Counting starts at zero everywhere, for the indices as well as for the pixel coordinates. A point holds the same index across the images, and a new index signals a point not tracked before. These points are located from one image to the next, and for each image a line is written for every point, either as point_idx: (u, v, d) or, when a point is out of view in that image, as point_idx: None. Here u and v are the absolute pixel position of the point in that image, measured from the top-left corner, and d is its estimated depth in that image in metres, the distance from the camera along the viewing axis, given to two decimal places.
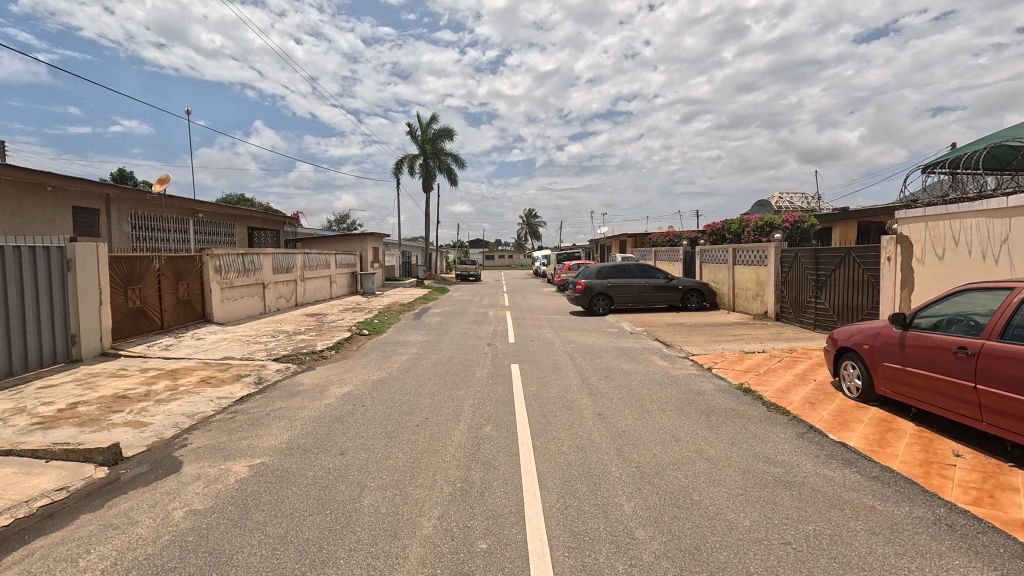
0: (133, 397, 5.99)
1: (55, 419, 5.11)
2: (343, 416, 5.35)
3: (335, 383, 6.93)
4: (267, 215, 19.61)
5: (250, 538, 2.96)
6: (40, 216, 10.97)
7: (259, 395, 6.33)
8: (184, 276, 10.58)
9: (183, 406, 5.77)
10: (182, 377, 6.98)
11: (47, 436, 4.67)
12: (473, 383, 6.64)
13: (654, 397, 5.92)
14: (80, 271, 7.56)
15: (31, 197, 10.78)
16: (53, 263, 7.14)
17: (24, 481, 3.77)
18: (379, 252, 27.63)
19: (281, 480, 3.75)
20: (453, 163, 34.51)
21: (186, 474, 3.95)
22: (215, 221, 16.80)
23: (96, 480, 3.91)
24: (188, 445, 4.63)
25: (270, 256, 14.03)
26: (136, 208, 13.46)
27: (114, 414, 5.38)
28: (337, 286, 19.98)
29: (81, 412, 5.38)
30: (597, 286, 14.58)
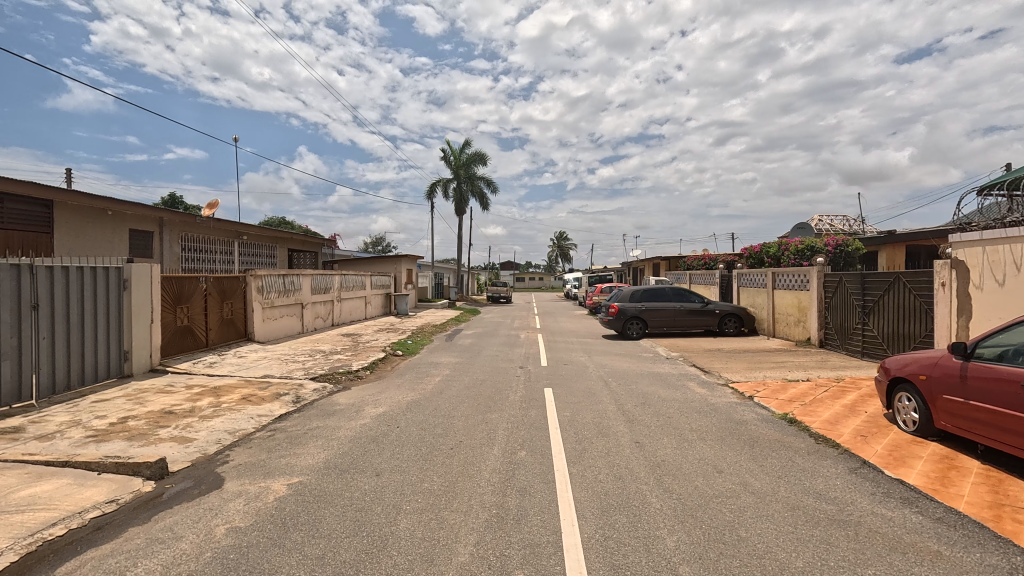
0: (179, 413, 6.19)
1: (107, 433, 5.32)
2: (378, 436, 5.39)
3: (370, 403, 6.98)
4: (307, 237, 20.30)
5: (289, 558, 2.97)
6: (100, 239, 11.66)
7: (297, 414, 6.45)
8: (229, 296, 11.00)
9: (225, 423, 5.92)
10: (224, 394, 7.17)
11: (99, 449, 4.85)
12: (506, 407, 6.58)
13: (692, 426, 5.73)
14: (134, 291, 7.96)
15: (93, 221, 11.51)
16: (110, 282, 7.55)
17: (78, 493, 3.92)
18: (412, 274, 28.07)
19: (319, 500, 3.78)
20: (485, 187, 35.07)
21: (228, 491, 4.03)
22: (258, 243, 17.51)
23: (144, 494, 4.03)
24: (229, 462, 4.73)
25: (309, 277, 14.46)
26: (186, 231, 14.18)
27: (161, 430, 5.55)
28: (371, 308, 20.35)
29: (130, 426, 5.59)
30: (630, 309, 14.33)
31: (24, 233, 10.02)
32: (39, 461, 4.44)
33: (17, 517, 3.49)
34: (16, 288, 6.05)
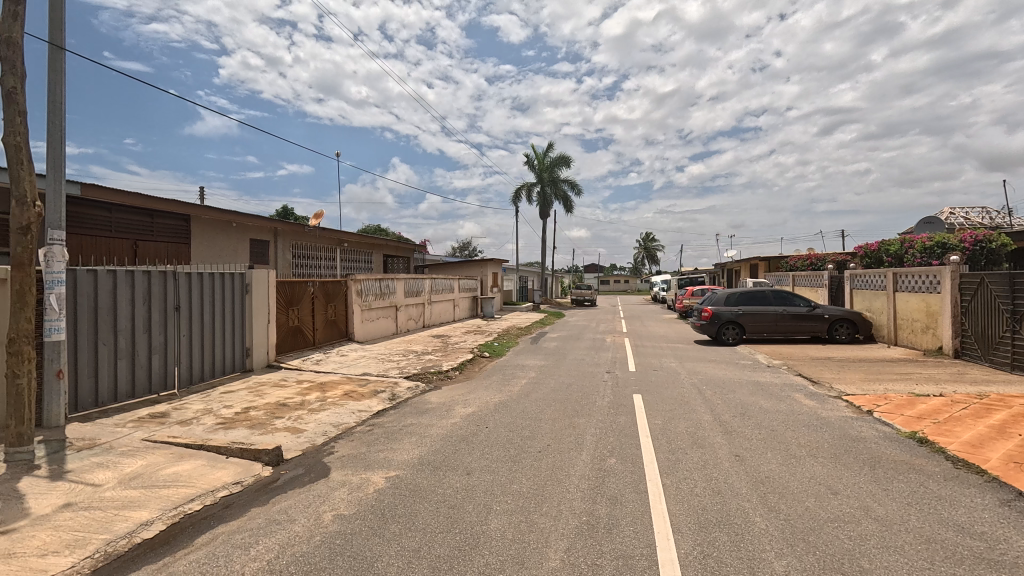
0: (291, 405, 6.79)
1: (233, 421, 5.96)
2: (468, 436, 5.53)
3: (459, 403, 7.19)
4: (400, 243, 21.45)
5: (388, 548, 3.12)
6: (227, 248, 13.15)
7: (393, 411, 6.80)
8: (333, 299, 11.89)
9: (330, 416, 6.40)
10: (329, 390, 7.76)
11: (227, 435, 5.45)
12: (594, 412, 6.46)
13: (800, 441, 5.25)
14: (255, 294, 8.86)
15: (222, 232, 13.00)
16: (236, 286, 8.46)
17: (211, 473, 4.43)
18: (497, 278, 28.62)
19: (414, 494, 3.95)
20: (569, 190, 34.91)
21: (334, 480, 4.34)
22: (357, 249, 18.80)
23: (263, 477, 4.46)
24: (334, 453, 5.09)
25: (402, 281, 15.25)
26: (296, 240, 15.57)
27: (277, 420, 6.12)
28: (459, 310, 21.03)
29: (252, 416, 6.22)
30: (725, 313, 13.47)
31: (168, 244, 11.55)
32: (181, 443, 5.08)
33: (164, 492, 4.01)
34: (163, 292, 6.97)
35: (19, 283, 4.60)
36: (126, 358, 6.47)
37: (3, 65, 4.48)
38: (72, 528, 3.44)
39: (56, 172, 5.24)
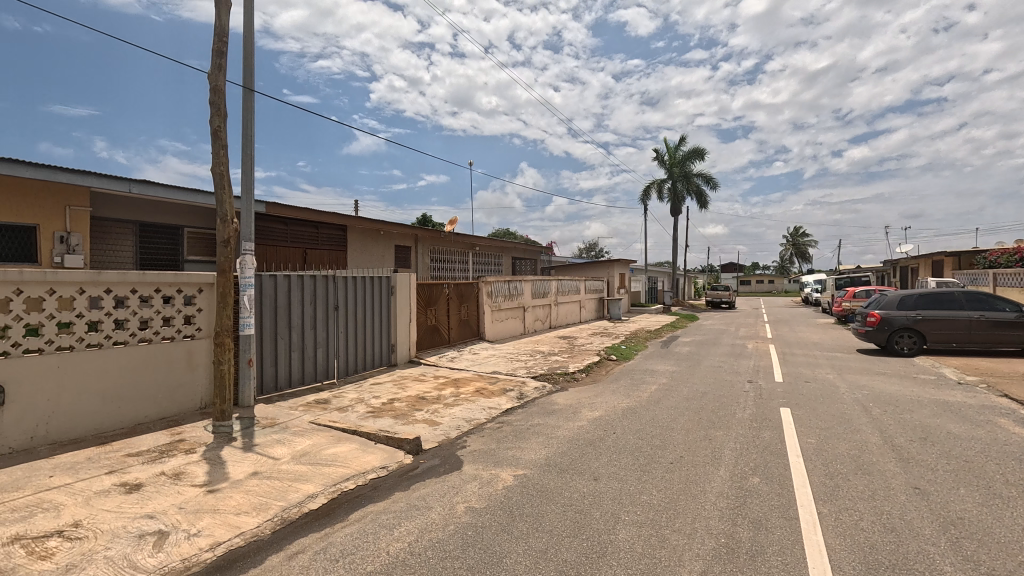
0: (429, 399, 7.31)
1: (381, 410, 6.60)
2: (595, 440, 5.44)
3: (586, 406, 7.11)
4: (528, 246, 22.00)
5: (516, 546, 3.19)
6: (376, 253, 14.64)
7: (521, 410, 6.98)
8: (465, 300, 12.58)
9: (463, 411, 6.76)
10: (462, 386, 8.22)
11: (375, 423, 6.04)
12: (733, 425, 5.95)
13: (1006, 477, 4.28)
14: (399, 296, 9.70)
15: (372, 240, 14.51)
16: (383, 289, 9.36)
17: (362, 456, 4.95)
18: (625, 279, 27.89)
19: (542, 495, 3.99)
20: (704, 184, 32.74)
21: (466, 473, 4.58)
22: (488, 252, 19.68)
23: (405, 465, 4.86)
24: (467, 447, 5.37)
25: (530, 282, 15.60)
26: (434, 245, 16.79)
27: (417, 412, 6.64)
28: (586, 312, 20.91)
29: (396, 407, 6.82)
30: (899, 319, 11.48)
31: (330, 251, 13.20)
32: (339, 427, 5.75)
33: (325, 469, 4.58)
34: (325, 293, 7.97)
35: (222, 286, 5.61)
36: (298, 350, 7.53)
37: (211, 108, 5.48)
38: (258, 493, 4.08)
39: (248, 193, 6.28)
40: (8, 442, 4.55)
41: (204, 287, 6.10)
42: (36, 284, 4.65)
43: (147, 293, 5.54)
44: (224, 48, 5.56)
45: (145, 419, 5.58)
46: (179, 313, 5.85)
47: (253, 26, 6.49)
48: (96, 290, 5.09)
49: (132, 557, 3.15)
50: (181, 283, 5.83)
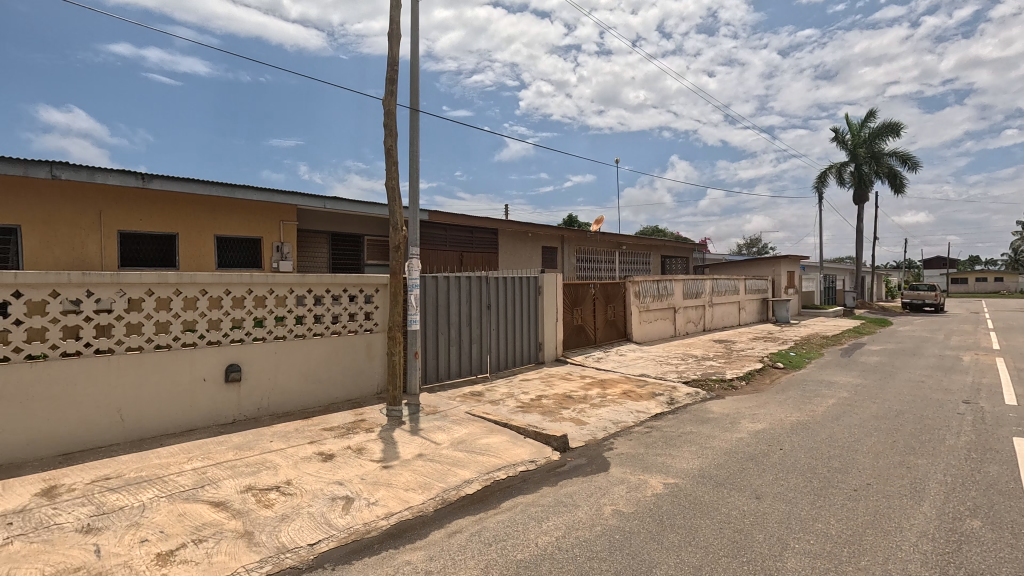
0: (576, 398, 7.36)
1: (529, 406, 6.83)
2: (757, 455, 4.95)
3: (747, 417, 6.49)
4: (679, 243, 20.85)
5: (667, 557, 3.06)
6: (524, 255, 15.21)
7: (671, 416, 6.64)
8: (612, 300, 12.39)
9: (610, 413, 6.67)
10: (609, 387, 8.11)
11: (524, 417, 6.28)
12: (941, 453, 4.92)
13: None
14: (546, 296, 9.93)
15: (521, 242, 15.11)
16: (531, 289, 9.67)
17: (512, 448, 5.19)
18: (795, 277, 24.80)
19: (695, 507, 3.76)
20: (899, 165, 27.60)
21: (613, 475, 4.52)
22: (635, 251, 19.14)
23: (553, 461, 4.97)
24: (614, 449, 5.29)
25: (681, 282, 14.77)
26: (580, 245, 16.89)
27: (564, 410, 6.73)
28: (746, 314, 19.09)
29: (544, 403, 7.00)
30: None
31: (483, 253, 14.06)
32: (491, 419, 6.10)
33: (479, 458, 4.90)
34: (479, 293, 8.53)
35: (394, 287, 6.37)
36: (455, 345, 8.17)
37: (385, 130, 6.23)
38: (422, 473, 4.53)
39: (414, 203, 7.00)
40: (244, 410, 5.72)
41: (379, 287, 6.97)
42: (261, 285, 5.78)
43: (337, 292, 6.52)
44: (395, 75, 6.28)
45: (336, 400, 6.58)
46: (360, 310, 6.78)
47: (417, 53, 7.22)
48: (302, 289, 6.15)
49: (327, 515, 3.74)
50: (362, 284, 6.75)
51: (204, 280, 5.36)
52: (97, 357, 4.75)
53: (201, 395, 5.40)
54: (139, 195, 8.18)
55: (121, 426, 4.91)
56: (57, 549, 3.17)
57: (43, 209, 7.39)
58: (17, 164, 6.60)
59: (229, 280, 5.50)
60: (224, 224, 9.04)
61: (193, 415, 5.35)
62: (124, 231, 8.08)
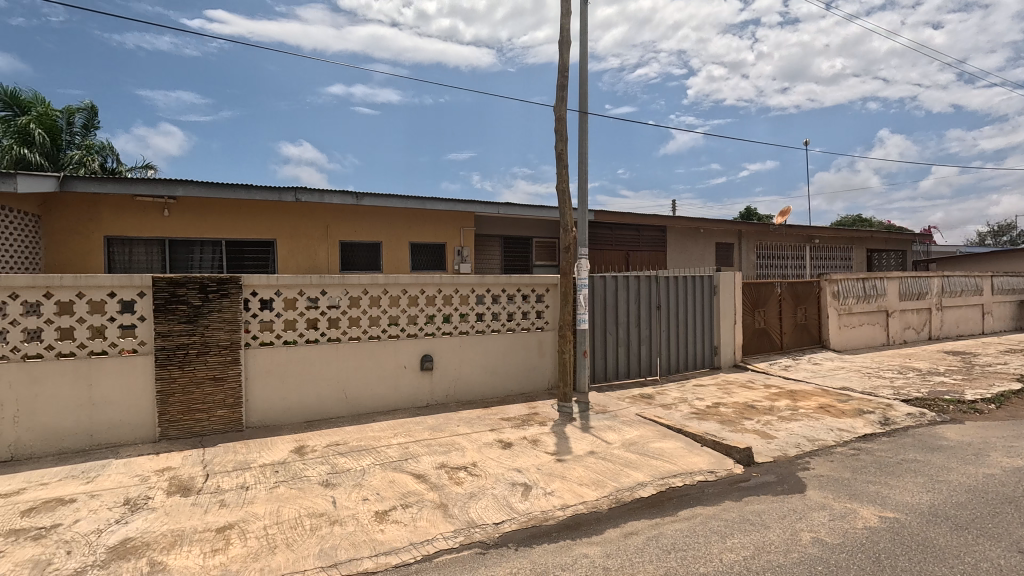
0: (760, 409, 6.67)
1: (705, 413, 6.41)
2: (1017, 498, 3.92)
3: (999, 449, 5.17)
4: (891, 234, 17.49)
5: None
6: (696, 252, 14.32)
7: (886, 439, 5.61)
8: (802, 301, 10.92)
9: (804, 428, 5.91)
10: (801, 399, 7.17)
11: (700, 425, 5.92)
12: None
13: None
14: (723, 296, 9.17)
15: (692, 239, 14.25)
16: (705, 289, 9.04)
17: (688, 456, 4.94)
18: None
19: (925, 550, 3.14)
20: None
21: (811, 499, 4.00)
22: (832, 245, 16.60)
23: (735, 474, 4.60)
24: (811, 470, 4.68)
25: (896, 280, 12.36)
26: (761, 240, 15.30)
27: (746, 420, 6.16)
28: (993, 320, 15.15)
29: (722, 411, 6.50)
30: None
31: (651, 252, 13.62)
32: (664, 423, 5.88)
33: (653, 462, 4.77)
34: (648, 293, 8.29)
35: (564, 287, 6.57)
36: (624, 346, 8.08)
37: (556, 135, 6.45)
38: (595, 470, 4.58)
39: (583, 204, 7.11)
40: (435, 396, 6.46)
41: (550, 287, 7.24)
42: (449, 285, 6.46)
43: (512, 292, 6.96)
44: (566, 81, 6.46)
45: (511, 392, 7.02)
46: (532, 309, 7.13)
47: (586, 56, 7.32)
48: (481, 289, 6.71)
49: (509, 499, 4.02)
50: (534, 284, 7.09)
51: (404, 281, 6.18)
52: (329, 344, 5.83)
53: (402, 381, 6.24)
54: (354, 211, 9.79)
55: (347, 402, 5.94)
56: (307, 496, 3.98)
57: (290, 225, 9.31)
58: (274, 192, 8.43)
59: (423, 281, 6.27)
60: (416, 232, 10.31)
61: (396, 397, 6.21)
62: (343, 241, 9.74)
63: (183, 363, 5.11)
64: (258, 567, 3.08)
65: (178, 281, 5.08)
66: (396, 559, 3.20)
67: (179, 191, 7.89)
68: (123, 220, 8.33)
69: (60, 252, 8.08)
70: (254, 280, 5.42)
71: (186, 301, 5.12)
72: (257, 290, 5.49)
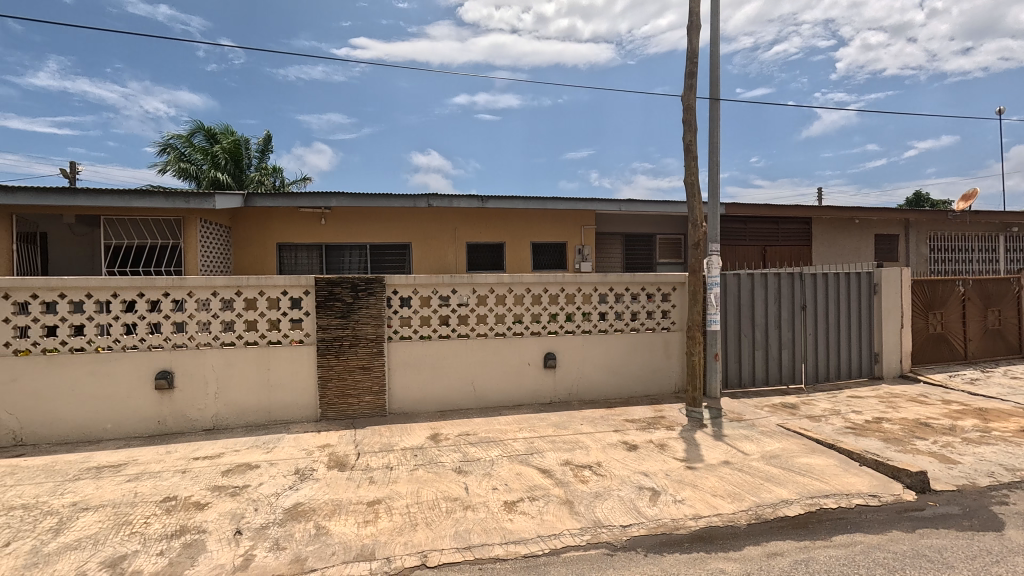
0: (937, 428, 5.68)
1: (864, 428, 5.63)
2: None
3: None
4: None
5: None
6: (849, 246, 12.65)
7: None
8: (996, 302, 9.06)
9: (1000, 454, 4.91)
10: (995, 420, 5.96)
11: (858, 441, 5.21)
12: None
13: None
14: (885, 296, 7.97)
15: (844, 231, 12.61)
16: (863, 287, 7.94)
17: (844, 476, 4.38)
18: None
19: None
20: None
21: (1012, 541, 3.32)
22: None
23: (906, 501, 3.98)
24: (1011, 506, 3.88)
25: None
26: (935, 230, 13.04)
27: (919, 440, 5.28)
28: None
29: (886, 428, 5.65)
30: None
31: (793, 247, 12.32)
32: (812, 437, 5.29)
33: (799, 479, 4.31)
34: (791, 292, 7.51)
35: (693, 285, 6.23)
36: (761, 349, 7.41)
37: (684, 126, 6.13)
38: (731, 482, 4.28)
39: (714, 197, 6.67)
40: (558, 394, 6.52)
41: (677, 286, 6.90)
42: (571, 284, 6.48)
43: (636, 291, 6.77)
44: (695, 68, 6.11)
45: (635, 394, 6.83)
46: (658, 308, 6.86)
47: (718, 39, 6.85)
48: (604, 288, 6.63)
49: (636, 503, 3.92)
50: (660, 283, 6.83)
51: (528, 280, 6.33)
52: (459, 340, 6.18)
53: (526, 377, 6.40)
54: (479, 214, 10.26)
55: (475, 395, 6.26)
56: (442, 480, 4.27)
57: (424, 229, 10.05)
58: (410, 199, 9.16)
59: (546, 280, 6.37)
60: (537, 232, 10.50)
61: (521, 392, 6.39)
62: (470, 242, 10.27)
63: (338, 353, 5.79)
64: (402, 540, 3.39)
65: (334, 281, 5.76)
66: (525, 549, 3.30)
67: (333, 202, 8.94)
68: (290, 229, 9.66)
69: (245, 258, 9.64)
70: (395, 280, 5.95)
71: (341, 299, 5.78)
72: (398, 289, 6.01)
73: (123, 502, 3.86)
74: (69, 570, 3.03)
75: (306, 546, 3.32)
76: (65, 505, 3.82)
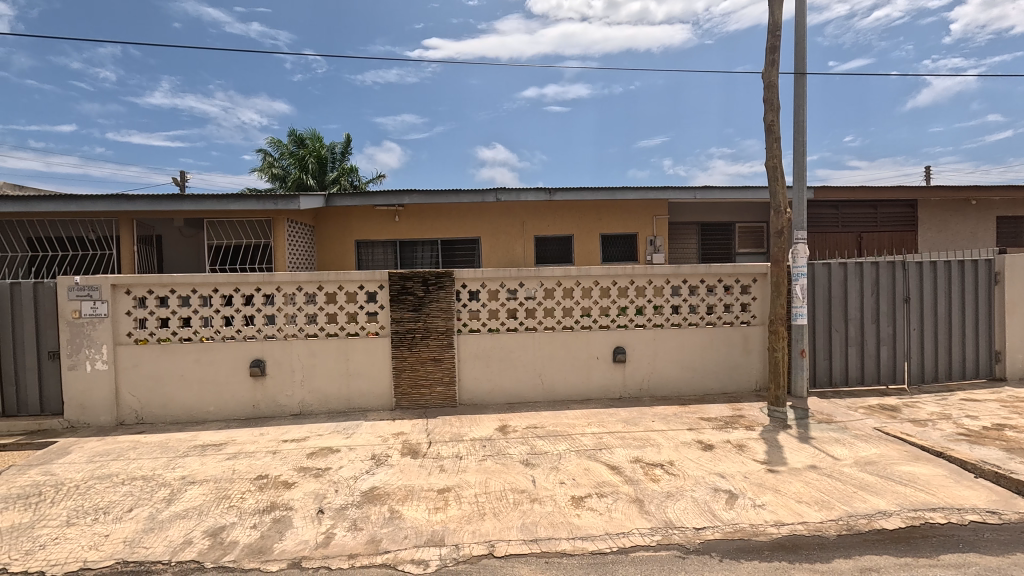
0: None
1: (982, 436, 4.98)
2: None
3: None
4: None
5: None
6: (964, 230, 11.26)
7: None
8: None
9: None
10: None
11: (975, 450, 4.62)
12: None
13: None
14: (1009, 286, 7.00)
15: (957, 213, 11.23)
16: (980, 276, 7.02)
17: (956, 488, 3.90)
18: None
19: None
20: None
21: None
22: None
23: None
24: None
25: None
26: None
27: None
28: None
29: (1010, 436, 4.96)
30: None
31: (895, 233, 11.15)
32: (917, 443, 4.76)
33: (901, 489, 3.90)
34: (891, 283, 6.80)
35: (776, 276, 5.80)
36: (856, 345, 6.79)
37: (765, 106, 5.71)
38: (819, 488, 3.95)
39: (800, 180, 6.17)
40: (628, 389, 6.36)
41: (758, 277, 6.46)
42: (642, 276, 6.28)
43: (712, 283, 6.42)
44: (778, 41, 5.65)
45: (712, 391, 6.51)
46: (737, 301, 6.47)
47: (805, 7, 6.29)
48: (677, 280, 6.36)
49: (711, 505, 3.74)
50: (738, 274, 6.43)
51: (596, 273, 6.22)
52: (527, 333, 6.20)
53: (595, 371, 6.30)
54: (548, 206, 10.20)
55: (542, 388, 6.25)
56: (509, 472, 4.32)
57: (492, 224, 10.17)
58: (478, 194, 9.29)
59: (614, 273, 6.21)
60: (607, 223, 10.26)
61: (589, 387, 6.31)
62: (538, 235, 10.25)
63: (411, 346, 6.01)
64: (470, 529, 3.46)
65: (406, 276, 5.97)
66: (593, 546, 3.25)
67: (406, 200, 9.27)
68: (367, 226, 10.13)
69: (328, 254, 10.27)
70: (464, 274, 6.07)
71: (413, 293, 5.99)
72: (466, 282, 6.11)
73: (222, 478, 4.26)
74: (178, 537, 3.39)
75: (381, 528, 3.48)
76: (176, 478, 4.27)
